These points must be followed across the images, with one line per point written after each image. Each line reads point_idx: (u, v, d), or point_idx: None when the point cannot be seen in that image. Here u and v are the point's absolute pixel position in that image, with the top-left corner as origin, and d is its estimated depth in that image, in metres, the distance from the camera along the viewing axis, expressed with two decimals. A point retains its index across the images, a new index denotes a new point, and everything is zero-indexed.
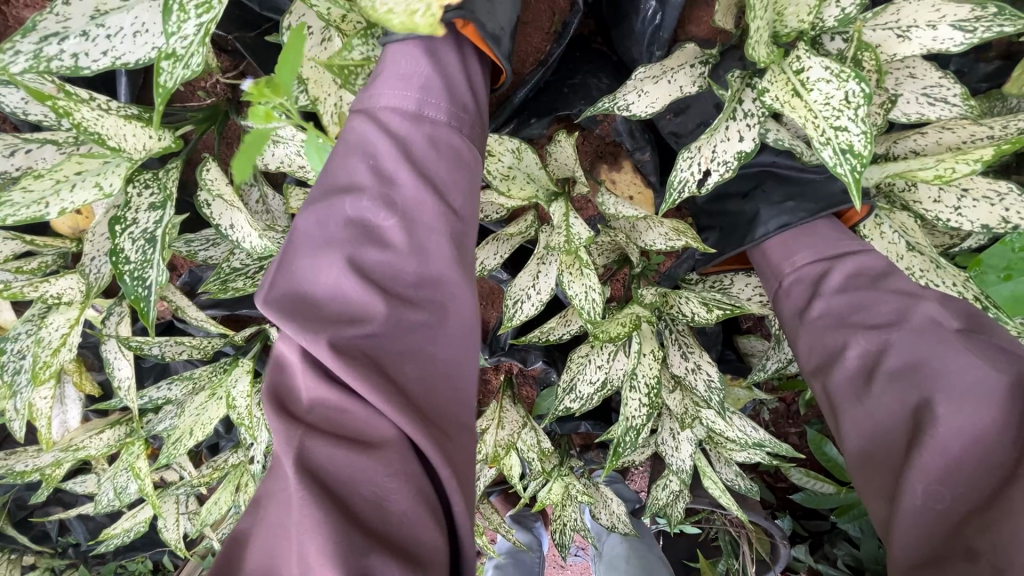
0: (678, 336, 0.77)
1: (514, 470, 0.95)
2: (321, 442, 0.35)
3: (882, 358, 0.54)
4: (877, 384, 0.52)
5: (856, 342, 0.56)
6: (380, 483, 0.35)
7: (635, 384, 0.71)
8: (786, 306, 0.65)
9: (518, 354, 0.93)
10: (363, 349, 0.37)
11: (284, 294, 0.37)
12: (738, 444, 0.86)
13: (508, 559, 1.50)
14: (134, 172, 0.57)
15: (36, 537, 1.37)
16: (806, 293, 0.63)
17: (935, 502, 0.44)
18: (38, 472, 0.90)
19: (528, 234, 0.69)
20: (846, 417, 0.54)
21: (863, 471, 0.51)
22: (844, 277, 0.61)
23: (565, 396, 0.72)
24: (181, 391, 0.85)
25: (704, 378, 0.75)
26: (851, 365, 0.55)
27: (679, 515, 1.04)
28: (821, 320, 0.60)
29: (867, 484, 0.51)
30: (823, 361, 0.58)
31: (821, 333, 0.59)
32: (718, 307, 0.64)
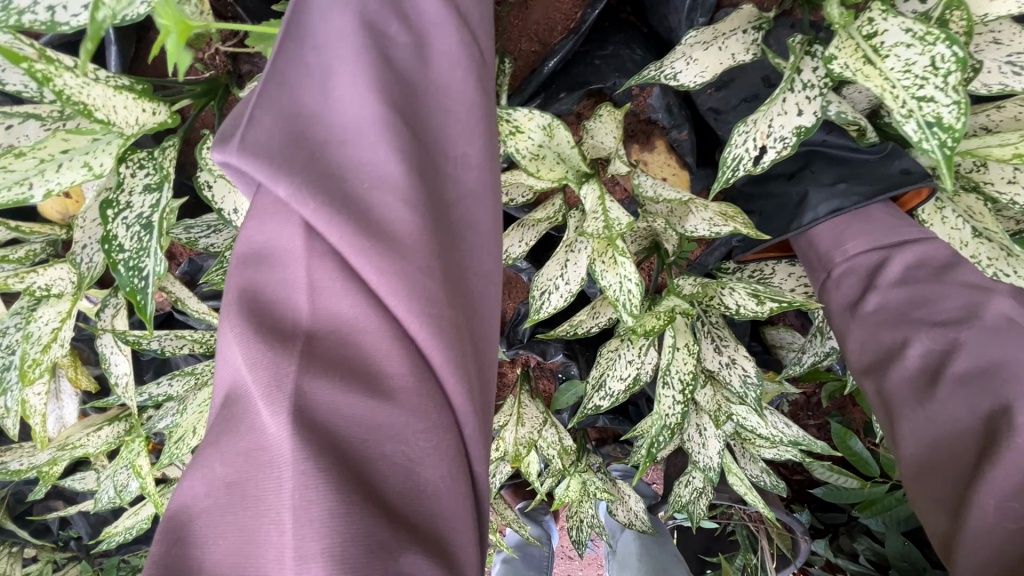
0: (711, 329, 0.73)
1: (532, 467, 0.91)
2: (321, 363, 0.30)
3: (949, 358, 0.49)
4: (942, 387, 0.48)
5: (919, 339, 0.51)
6: (399, 431, 0.30)
7: (668, 380, 0.67)
8: (835, 299, 0.59)
9: (538, 347, 0.89)
10: (374, 228, 0.32)
11: (273, 142, 0.32)
12: (769, 441, 0.82)
13: (517, 555, 1.49)
14: (126, 151, 0.51)
15: (36, 532, 1.34)
16: (859, 285, 0.58)
17: (1007, 521, 0.41)
18: (35, 470, 0.86)
19: (556, 219, 0.64)
20: (904, 421, 0.48)
21: (920, 482, 0.46)
22: (903, 268, 0.56)
23: (595, 393, 0.67)
24: (182, 387, 0.80)
25: (739, 373, 0.71)
26: (911, 366, 0.50)
27: (701, 512, 1.00)
28: (875, 317, 0.55)
29: (922, 493, 0.46)
30: (878, 359, 0.53)
31: (876, 331, 0.54)
32: (771, 299, 0.56)
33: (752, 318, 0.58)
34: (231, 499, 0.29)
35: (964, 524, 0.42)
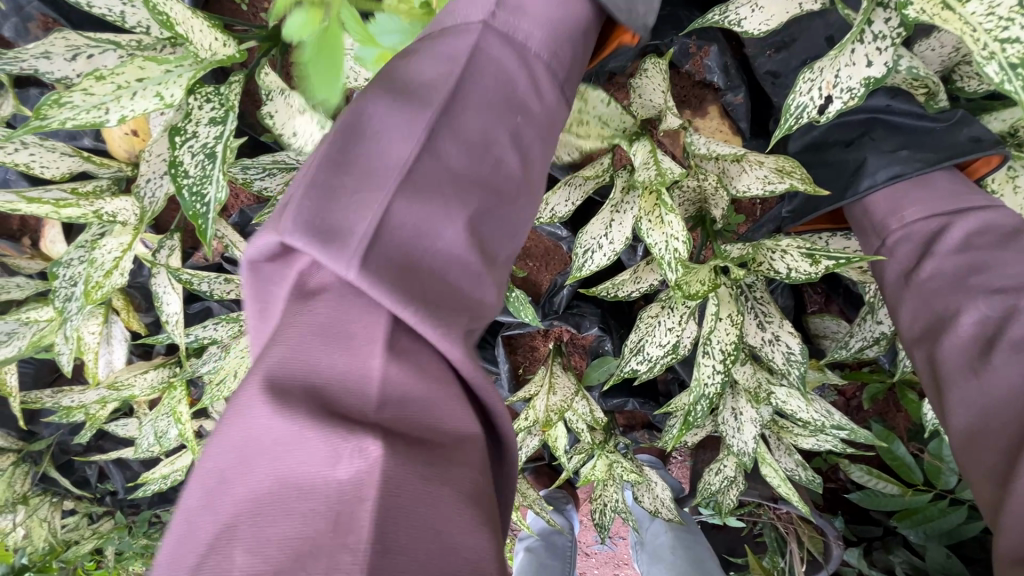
0: (756, 304, 0.71)
1: (560, 441, 0.90)
2: (394, 431, 0.32)
3: (1005, 323, 0.46)
4: (996, 354, 0.45)
5: (972, 306, 0.48)
6: (445, 483, 0.32)
7: (709, 349, 0.65)
8: (888, 270, 0.57)
9: (573, 319, 0.88)
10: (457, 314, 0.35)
11: (368, 244, 0.33)
12: (809, 428, 0.80)
13: (539, 544, 1.48)
14: (195, 84, 0.53)
15: (78, 481, 1.40)
16: (914, 253, 0.55)
17: None
18: (84, 408, 0.90)
19: (604, 178, 0.63)
20: (954, 391, 0.47)
21: (972, 454, 0.44)
22: (964, 234, 0.52)
23: (631, 357, 0.66)
24: (226, 333, 0.83)
25: (783, 350, 0.69)
26: (963, 334, 0.48)
27: (731, 504, 0.97)
28: (929, 284, 0.52)
29: (973, 465, 0.44)
30: (929, 328, 0.51)
31: (929, 298, 0.52)
32: (826, 257, 0.52)
33: (807, 279, 0.54)
34: (278, 522, 0.30)
35: (1011, 494, 0.40)
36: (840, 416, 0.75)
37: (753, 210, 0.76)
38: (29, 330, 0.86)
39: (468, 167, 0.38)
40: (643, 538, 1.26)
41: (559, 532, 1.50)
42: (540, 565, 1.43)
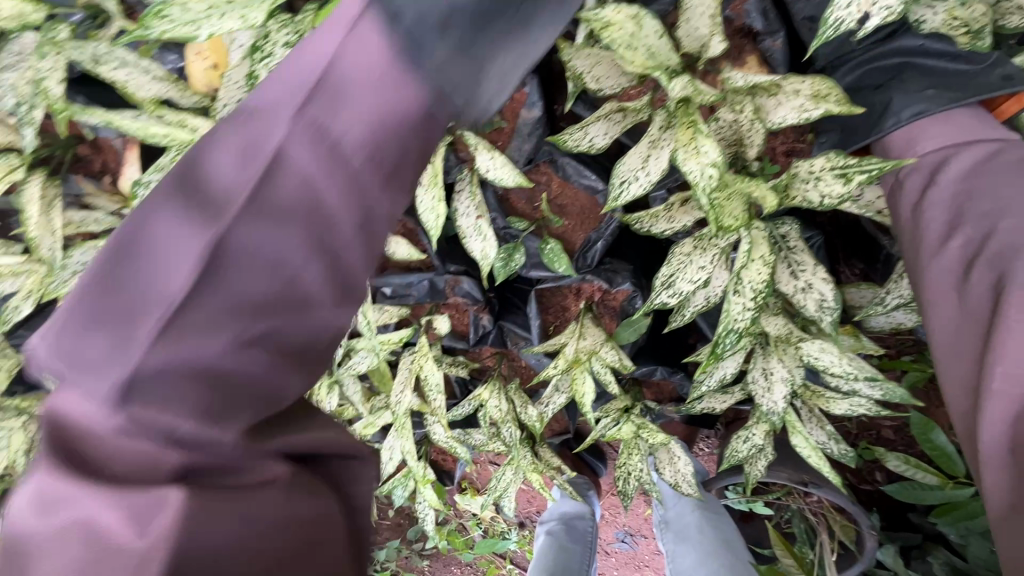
0: (789, 252, 0.71)
1: (588, 395, 0.92)
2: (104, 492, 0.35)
3: (994, 227, 0.50)
4: (975, 271, 0.50)
5: (959, 229, 0.52)
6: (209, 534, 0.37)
7: (741, 288, 0.66)
8: (897, 200, 0.60)
9: (605, 274, 0.90)
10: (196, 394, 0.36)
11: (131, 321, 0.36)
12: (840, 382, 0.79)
13: (561, 528, 1.46)
14: (275, 10, 0.59)
15: None
16: (921, 182, 0.57)
17: (1012, 383, 0.45)
18: None
19: (641, 116, 0.66)
20: (937, 307, 0.53)
21: (950, 360, 0.52)
22: (969, 162, 0.55)
23: (662, 290, 0.67)
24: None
25: (815, 297, 0.69)
26: (950, 255, 0.53)
27: (758, 476, 0.96)
28: (930, 209, 0.56)
29: (952, 370, 0.52)
30: (922, 249, 0.55)
31: (925, 220, 0.56)
32: (860, 172, 0.54)
33: (840, 201, 0.56)
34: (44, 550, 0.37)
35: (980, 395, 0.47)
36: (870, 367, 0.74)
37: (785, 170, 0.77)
38: None
39: (255, 220, 0.38)
40: (668, 519, 1.26)
41: (582, 518, 1.48)
42: (562, 549, 1.41)
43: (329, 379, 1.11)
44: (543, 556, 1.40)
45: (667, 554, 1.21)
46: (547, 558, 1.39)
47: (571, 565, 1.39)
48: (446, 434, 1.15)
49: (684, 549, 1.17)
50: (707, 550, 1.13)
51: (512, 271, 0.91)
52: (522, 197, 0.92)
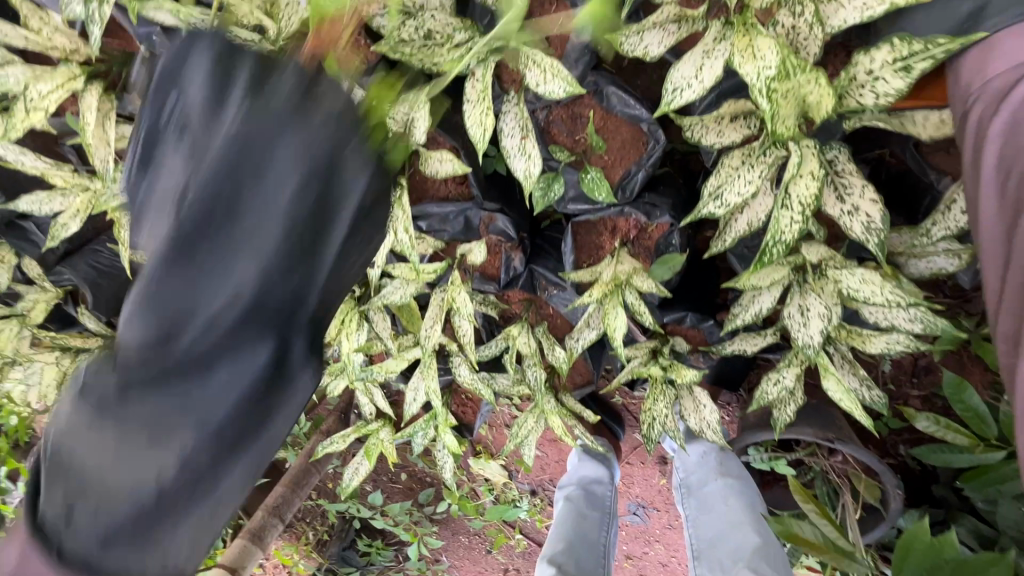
0: (837, 175, 0.71)
1: (619, 328, 0.92)
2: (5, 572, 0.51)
3: None
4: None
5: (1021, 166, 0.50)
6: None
7: (788, 203, 0.67)
8: (967, 135, 0.57)
9: (644, 208, 0.91)
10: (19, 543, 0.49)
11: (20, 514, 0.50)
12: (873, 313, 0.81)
13: (578, 494, 1.27)
14: None
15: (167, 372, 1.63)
16: (988, 113, 0.55)
17: None
18: None
19: (696, 27, 0.67)
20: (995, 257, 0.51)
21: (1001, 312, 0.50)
22: None
23: (710, 202, 0.68)
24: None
25: (862, 220, 0.69)
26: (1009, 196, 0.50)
27: (787, 421, 0.95)
28: (994, 144, 0.53)
29: (1003, 322, 0.50)
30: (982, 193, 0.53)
31: (990, 158, 0.53)
32: (919, 64, 0.57)
33: (896, 98, 0.60)
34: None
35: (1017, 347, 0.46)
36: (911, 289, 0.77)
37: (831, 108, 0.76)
38: None
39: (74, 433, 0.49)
40: (692, 487, 1.22)
41: (600, 483, 1.30)
42: (579, 516, 1.22)
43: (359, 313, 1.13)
44: (557, 525, 1.21)
45: (690, 520, 1.20)
46: (562, 528, 1.19)
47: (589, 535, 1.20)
48: (471, 375, 1.16)
49: (708, 520, 1.14)
50: (732, 522, 1.08)
51: (550, 203, 0.92)
52: (562, 133, 0.91)
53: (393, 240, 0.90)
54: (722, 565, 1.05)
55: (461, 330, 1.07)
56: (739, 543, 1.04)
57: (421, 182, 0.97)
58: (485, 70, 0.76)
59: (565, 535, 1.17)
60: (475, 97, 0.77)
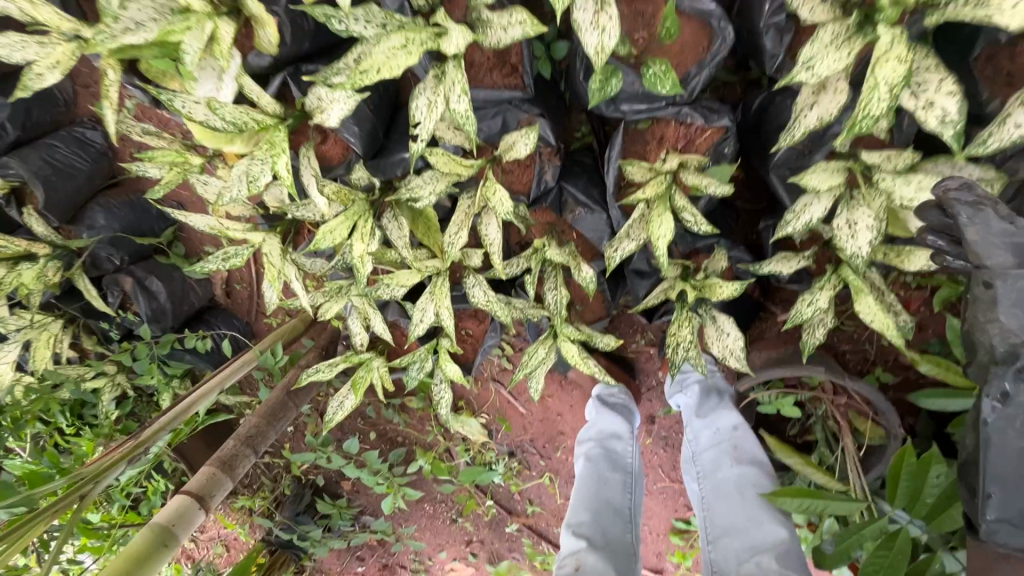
0: (919, 69, 0.70)
1: (664, 235, 0.88)
2: None
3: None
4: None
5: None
6: None
7: (879, 82, 0.66)
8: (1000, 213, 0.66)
9: (701, 110, 0.89)
10: None
11: None
12: (1001, 276, 0.68)
13: (598, 453, 1.17)
14: None
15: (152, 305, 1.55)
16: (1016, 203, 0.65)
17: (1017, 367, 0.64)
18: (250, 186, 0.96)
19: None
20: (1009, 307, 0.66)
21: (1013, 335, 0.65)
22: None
23: (800, 72, 0.67)
24: (371, 31, 0.78)
25: (937, 114, 0.70)
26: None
27: (815, 346, 0.96)
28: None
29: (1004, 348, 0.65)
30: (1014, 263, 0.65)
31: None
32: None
33: None
34: None
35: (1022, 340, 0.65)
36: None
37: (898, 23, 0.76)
38: (159, 24, 0.85)
39: None
40: (705, 468, 1.10)
41: (620, 440, 1.20)
42: (600, 480, 1.11)
43: (374, 217, 1.04)
44: (578, 488, 1.10)
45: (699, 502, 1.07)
46: (582, 489, 1.09)
47: (612, 500, 1.09)
48: (487, 294, 1.09)
49: (720, 509, 1.01)
50: (749, 516, 0.96)
51: (602, 101, 0.86)
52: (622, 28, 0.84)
53: (439, 116, 0.83)
54: (731, 562, 0.91)
55: (487, 236, 1.02)
56: (752, 541, 0.91)
57: (465, 68, 0.92)
58: None
59: (588, 501, 1.06)
60: None
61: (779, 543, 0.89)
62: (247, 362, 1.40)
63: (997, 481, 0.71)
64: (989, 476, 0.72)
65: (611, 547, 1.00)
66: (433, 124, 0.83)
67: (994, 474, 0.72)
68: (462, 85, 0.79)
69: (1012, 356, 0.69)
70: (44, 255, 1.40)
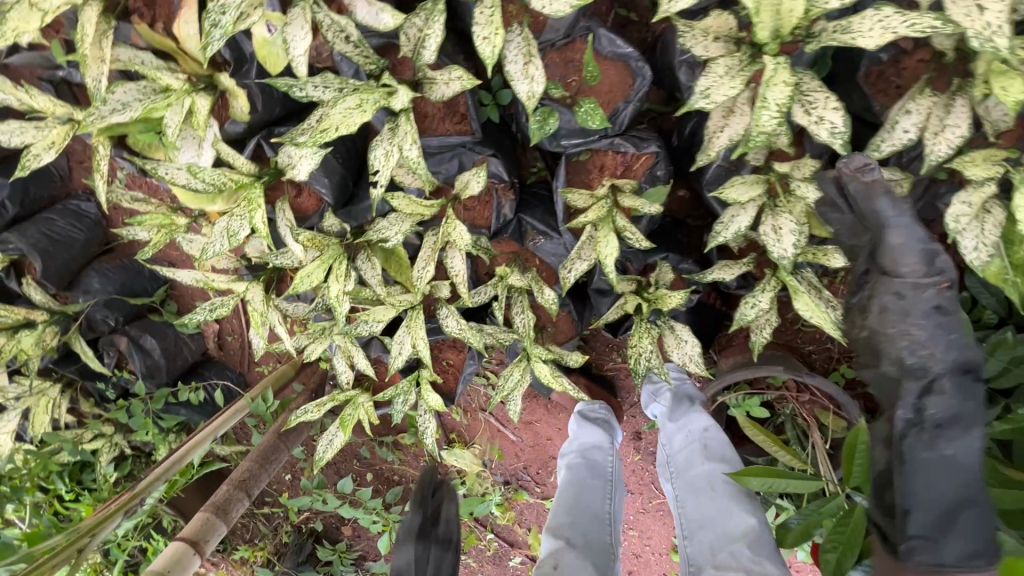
0: (806, 91, 0.80)
1: (611, 253, 0.96)
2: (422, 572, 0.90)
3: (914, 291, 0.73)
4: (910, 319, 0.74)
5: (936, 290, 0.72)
6: None
7: (767, 103, 0.75)
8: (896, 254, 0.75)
9: (633, 139, 0.99)
10: None
11: None
12: (906, 291, 0.75)
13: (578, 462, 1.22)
14: None
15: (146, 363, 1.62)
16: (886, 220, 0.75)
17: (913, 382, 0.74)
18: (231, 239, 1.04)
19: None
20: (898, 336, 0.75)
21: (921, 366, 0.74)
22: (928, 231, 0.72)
23: (699, 100, 0.77)
24: (329, 95, 0.88)
25: (827, 127, 0.79)
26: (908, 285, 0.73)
27: (763, 345, 1.03)
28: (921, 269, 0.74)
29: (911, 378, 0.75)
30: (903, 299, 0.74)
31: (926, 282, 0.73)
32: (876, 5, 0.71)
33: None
34: None
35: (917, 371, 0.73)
36: (937, 265, 0.75)
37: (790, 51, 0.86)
38: (143, 104, 0.96)
39: None
40: (679, 468, 1.16)
41: (601, 450, 1.24)
42: (581, 486, 1.15)
43: (349, 259, 1.12)
44: (559, 495, 1.14)
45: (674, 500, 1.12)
46: (563, 496, 1.13)
47: (591, 504, 1.14)
48: (459, 323, 1.16)
49: (693, 505, 1.06)
50: (719, 508, 1.01)
51: (542, 138, 0.96)
52: (556, 75, 0.96)
53: (395, 163, 0.92)
54: (705, 555, 0.96)
55: (453, 268, 1.10)
56: (726, 533, 0.96)
57: (419, 119, 1.03)
58: None
59: (569, 505, 1.11)
60: (483, 19, 0.83)
61: (749, 532, 0.95)
62: (239, 409, 1.45)
63: (915, 497, 0.69)
64: (906, 495, 0.70)
65: (591, 549, 1.05)
66: (390, 170, 0.93)
67: (913, 491, 0.70)
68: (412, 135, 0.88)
69: (920, 372, 0.73)
70: (42, 321, 1.47)
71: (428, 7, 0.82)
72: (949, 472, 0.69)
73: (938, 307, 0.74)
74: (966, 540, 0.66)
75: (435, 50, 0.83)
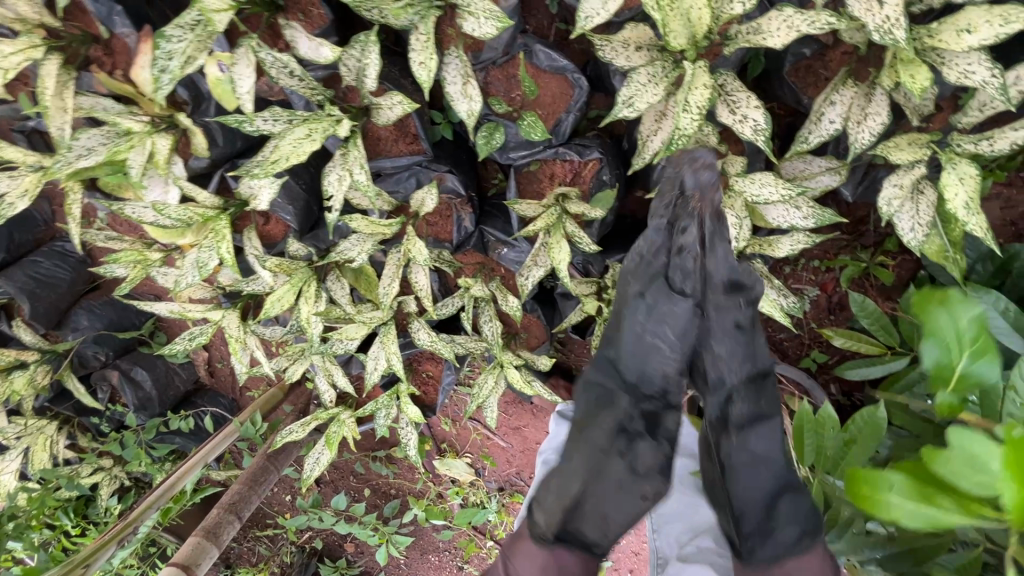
0: (727, 92, 0.84)
1: (562, 258, 0.99)
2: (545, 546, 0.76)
3: (722, 314, 0.75)
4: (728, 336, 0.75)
5: (741, 308, 0.76)
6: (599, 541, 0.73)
7: (688, 106, 0.79)
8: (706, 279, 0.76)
9: (577, 147, 1.03)
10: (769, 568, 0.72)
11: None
12: (711, 310, 0.75)
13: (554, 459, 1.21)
14: None
15: (138, 394, 1.66)
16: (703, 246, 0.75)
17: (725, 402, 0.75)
18: (202, 270, 1.08)
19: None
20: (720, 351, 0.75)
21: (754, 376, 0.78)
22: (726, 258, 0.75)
23: (623, 108, 0.81)
24: (280, 127, 0.92)
25: (751, 124, 0.82)
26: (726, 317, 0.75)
27: None
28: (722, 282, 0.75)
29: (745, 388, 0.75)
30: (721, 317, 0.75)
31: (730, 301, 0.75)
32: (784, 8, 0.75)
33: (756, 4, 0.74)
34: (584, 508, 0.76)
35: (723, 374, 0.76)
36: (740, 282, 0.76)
37: (715, 53, 0.89)
38: (106, 147, 1.00)
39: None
40: None
41: None
42: None
43: (318, 281, 1.16)
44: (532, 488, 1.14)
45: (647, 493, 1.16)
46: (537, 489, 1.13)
47: None
48: (429, 335, 1.19)
49: (663, 497, 1.10)
50: (686, 500, 1.06)
51: (490, 152, 1.00)
52: (499, 92, 1.00)
53: (348, 187, 0.96)
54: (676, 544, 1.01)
55: (417, 283, 1.13)
56: (694, 528, 1.03)
57: (372, 142, 1.07)
58: (426, 21, 0.87)
59: None
60: (418, 46, 0.87)
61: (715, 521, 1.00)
62: (229, 434, 1.48)
63: (742, 496, 0.72)
64: (736, 501, 0.72)
65: None
66: (344, 194, 0.97)
67: (740, 489, 0.72)
68: (361, 160, 0.92)
69: (731, 382, 0.75)
70: (34, 361, 1.51)
71: (363, 37, 0.86)
72: (760, 465, 0.73)
73: (738, 324, 0.75)
74: (792, 525, 0.71)
75: (375, 78, 0.87)
